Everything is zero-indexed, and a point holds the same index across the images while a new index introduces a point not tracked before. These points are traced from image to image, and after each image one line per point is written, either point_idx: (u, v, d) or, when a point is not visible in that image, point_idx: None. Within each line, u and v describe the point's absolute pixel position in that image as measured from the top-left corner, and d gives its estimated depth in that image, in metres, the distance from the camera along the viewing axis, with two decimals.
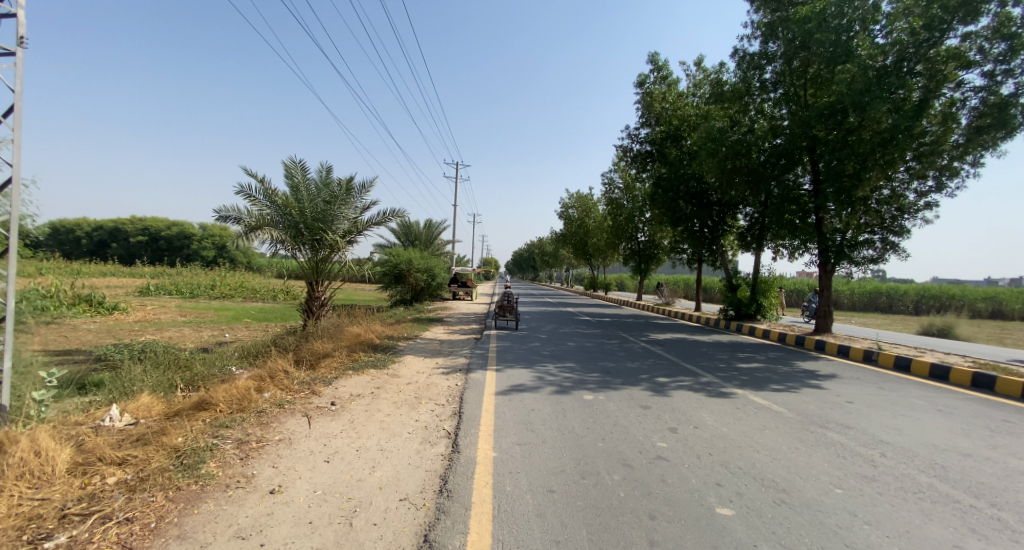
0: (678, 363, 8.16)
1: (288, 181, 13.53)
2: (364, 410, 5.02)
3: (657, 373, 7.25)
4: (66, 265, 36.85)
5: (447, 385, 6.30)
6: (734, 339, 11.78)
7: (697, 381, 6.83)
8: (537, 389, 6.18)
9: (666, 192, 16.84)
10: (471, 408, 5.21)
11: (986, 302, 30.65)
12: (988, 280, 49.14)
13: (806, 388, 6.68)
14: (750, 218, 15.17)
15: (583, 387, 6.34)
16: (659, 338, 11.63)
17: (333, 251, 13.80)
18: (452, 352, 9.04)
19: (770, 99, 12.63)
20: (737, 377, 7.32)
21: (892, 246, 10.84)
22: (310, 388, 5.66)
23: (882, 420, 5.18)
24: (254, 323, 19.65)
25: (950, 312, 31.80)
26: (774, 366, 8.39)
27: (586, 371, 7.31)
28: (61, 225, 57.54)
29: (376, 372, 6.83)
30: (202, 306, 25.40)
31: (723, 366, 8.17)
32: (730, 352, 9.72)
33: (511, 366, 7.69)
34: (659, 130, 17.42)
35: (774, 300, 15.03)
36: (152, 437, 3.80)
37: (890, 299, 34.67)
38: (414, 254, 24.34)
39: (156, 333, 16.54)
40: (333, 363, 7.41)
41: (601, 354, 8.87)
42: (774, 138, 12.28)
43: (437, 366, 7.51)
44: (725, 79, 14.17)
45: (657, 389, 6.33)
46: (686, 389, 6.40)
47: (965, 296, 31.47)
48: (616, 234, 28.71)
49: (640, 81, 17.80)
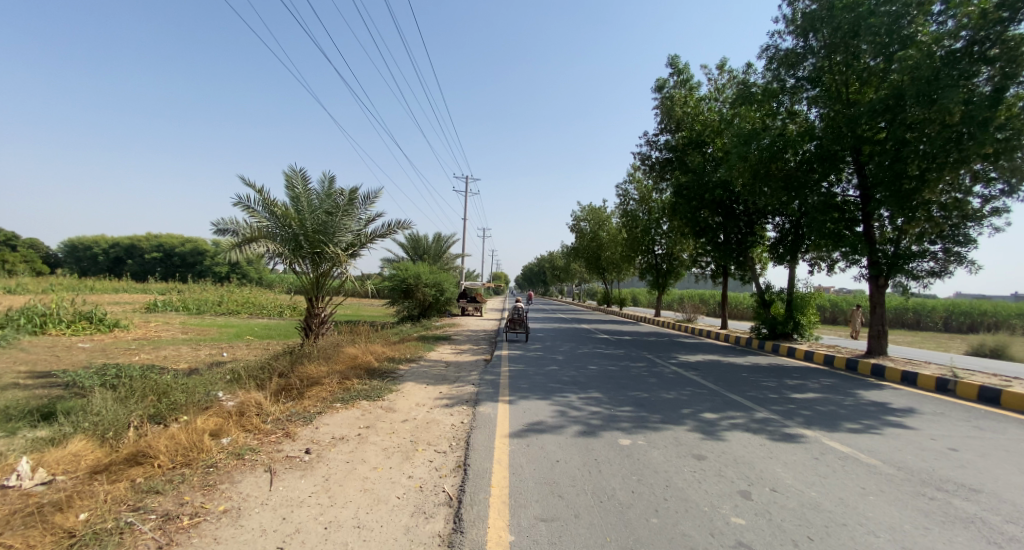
0: (722, 394, 7.01)
1: (289, 192, 12.70)
2: (344, 461, 3.98)
3: (700, 407, 6.13)
4: (79, 281, 36.67)
5: (452, 422, 5.26)
6: (774, 362, 10.57)
7: (752, 419, 5.69)
8: (561, 429, 5.11)
9: (687, 201, 15.76)
10: (480, 459, 4.14)
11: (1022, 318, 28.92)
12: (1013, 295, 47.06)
13: (888, 429, 5.51)
14: (781, 228, 14.04)
15: (616, 426, 5.24)
16: (691, 361, 10.43)
17: (335, 265, 12.94)
18: (459, 377, 7.98)
19: (802, 100, 11.69)
20: (797, 413, 6.15)
21: (956, 257, 9.62)
22: (285, 428, 4.64)
23: (1011, 480, 4.00)
24: (256, 342, 18.77)
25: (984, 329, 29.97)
26: (835, 397, 7.20)
27: (616, 404, 6.19)
28: (80, 242, 58.46)
29: (369, 406, 5.79)
30: (206, 323, 24.59)
31: (776, 397, 7.00)
32: (776, 379, 8.53)
33: (529, 396, 6.63)
34: (680, 137, 16.42)
35: (813, 317, 13.66)
36: (47, 514, 2.78)
37: (918, 315, 32.91)
38: (424, 268, 23.51)
39: (151, 353, 15.65)
40: (320, 394, 6.40)
41: (629, 381, 7.76)
42: (809, 141, 11.30)
43: (440, 397, 6.46)
44: (753, 80, 13.15)
45: (707, 430, 5.21)
46: (742, 429, 5.25)
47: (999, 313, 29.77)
48: (632, 246, 27.50)
49: (659, 86, 16.92)
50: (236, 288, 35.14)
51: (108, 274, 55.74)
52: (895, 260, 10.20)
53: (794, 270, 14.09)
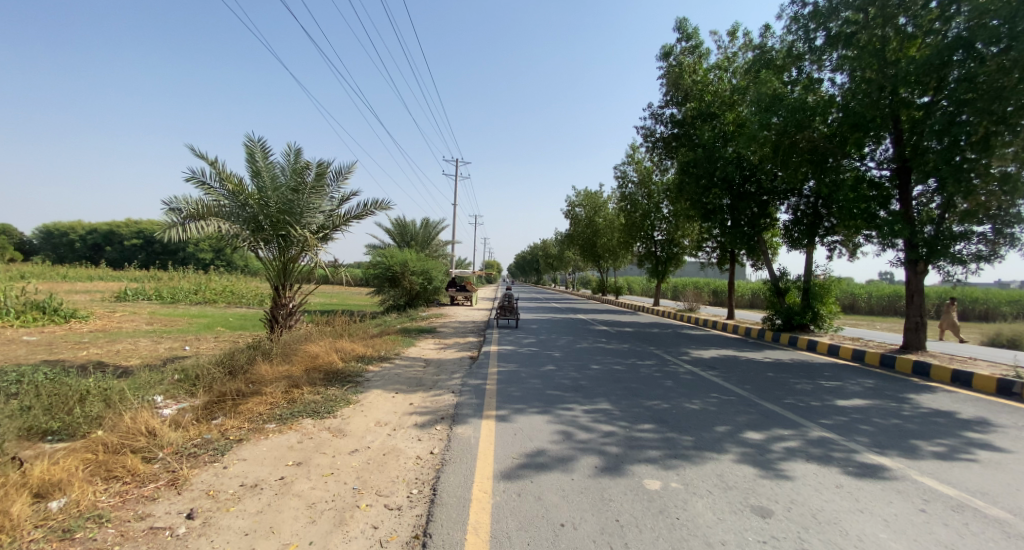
0: (758, 403, 5.75)
1: (248, 165, 11.10)
2: (240, 532, 2.63)
3: (738, 425, 4.85)
4: (49, 267, 34.68)
5: (418, 454, 3.91)
6: (797, 358, 9.37)
7: (808, 442, 4.44)
8: (567, 462, 3.80)
9: (694, 178, 14.39)
10: (448, 525, 2.79)
11: (1011, 306, 28.83)
12: (1000, 282, 47.05)
13: (984, 455, 4.27)
14: (796, 210, 12.73)
15: (637, 457, 3.94)
16: (705, 358, 9.22)
17: (303, 250, 11.47)
18: (438, 382, 6.64)
19: (824, 66, 10.38)
20: (856, 430, 4.92)
21: (1008, 238, 8.44)
22: (172, 473, 3.32)
23: None
24: (226, 334, 17.32)
25: (978, 318, 29.39)
26: (889, 405, 5.99)
27: (632, 421, 4.90)
28: (56, 228, 56.38)
29: (313, 429, 4.46)
30: (177, 313, 22.93)
31: (822, 407, 5.77)
32: (811, 381, 7.30)
33: (523, 409, 5.31)
34: (688, 108, 14.99)
35: (833, 306, 12.46)
36: None
37: None
38: (410, 254, 22.07)
39: (104, 347, 14.10)
40: (254, 410, 5.07)
41: (643, 386, 6.49)
42: (836, 111, 9.95)
43: (411, 411, 5.12)
44: (770, 45, 11.88)
45: (759, 462, 3.93)
46: (802, 460, 3.99)
47: (989, 300, 29.46)
48: (630, 232, 26.04)
49: (665, 52, 15.47)
50: (215, 275, 33.33)
51: (87, 261, 53.45)
52: (934, 243, 8.87)
53: (811, 255, 12.92)
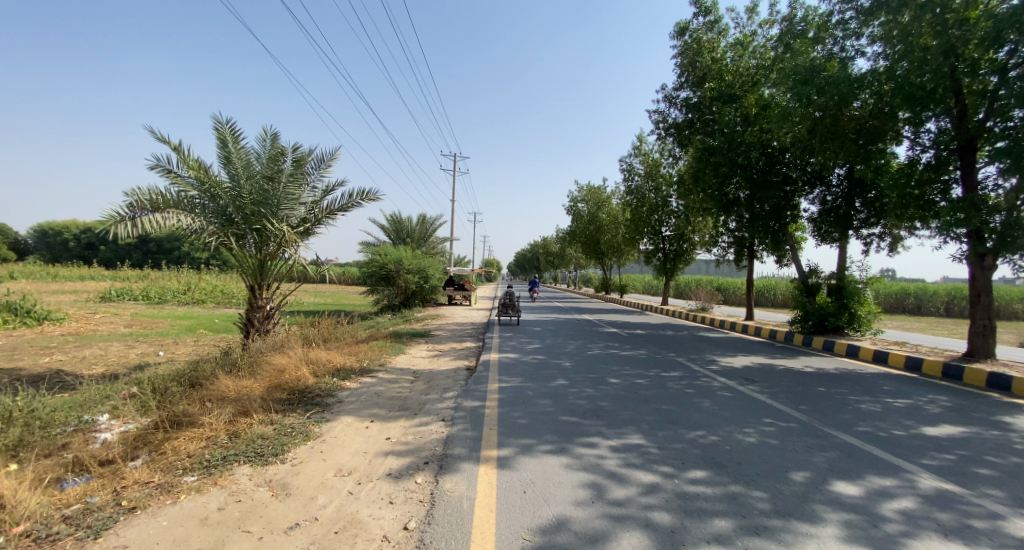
0: (829, 434, 4.54)
1: (218, 150, 9.89)
2: None
3: (820, 471, 3.64)
4: (36, 267, 33.38)
5: (385, 532, 2.69)
6: (843, 367, 8.17)
7: (927, 500, 3.22)
8: (601, 545, 2.57)
9: (712, 166, 13.17)
10: None
11: None
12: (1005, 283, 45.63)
13: None
14: (827, 201, 11.58)
15: (702, 534, 2.70)
16: (738, 368, 8.01)
17: (281, 246, 10.17)
18: (427, 405, 5.42)
19: (867, 34, 9.20)
20: (977, 476, 3.70)
21: None
22: None
23: None
24: (207, 337, 16.10)
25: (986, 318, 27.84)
26: (990, 434, 4.76)
27: (678, 466, 3.68)
28: (50, 226, 55.22)
29: (248, 483, 3.24)
30: (161, 314, 21.72)
31: (911, 439, 4.54)
32: (875, 399, 6.08)
33: (533, 445, 4.09)
34: (708, 88, 13.81)
35: (871, 306, 11.23)
36: None
37: (919, 300, 29.73)
38: (406, 251, 20.83)
39: (69, 352, 12.87)
40: (179, 450, 3.88)
41: (679, 409, 5.30)
42: (885, 82, 8.73)
43: (387, 452, 3.90)
44: (801, 15, 10.71)
45: (878, 539, 2.71)
46: (938, 536, 2.77)
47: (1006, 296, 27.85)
48: (636, 227, 24.82)
49: (680, 28, 14.53)
50: (206, 274, 32.08)
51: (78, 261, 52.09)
52: (1004, 234, 7.65)
53: (844, 250, 11.75)
